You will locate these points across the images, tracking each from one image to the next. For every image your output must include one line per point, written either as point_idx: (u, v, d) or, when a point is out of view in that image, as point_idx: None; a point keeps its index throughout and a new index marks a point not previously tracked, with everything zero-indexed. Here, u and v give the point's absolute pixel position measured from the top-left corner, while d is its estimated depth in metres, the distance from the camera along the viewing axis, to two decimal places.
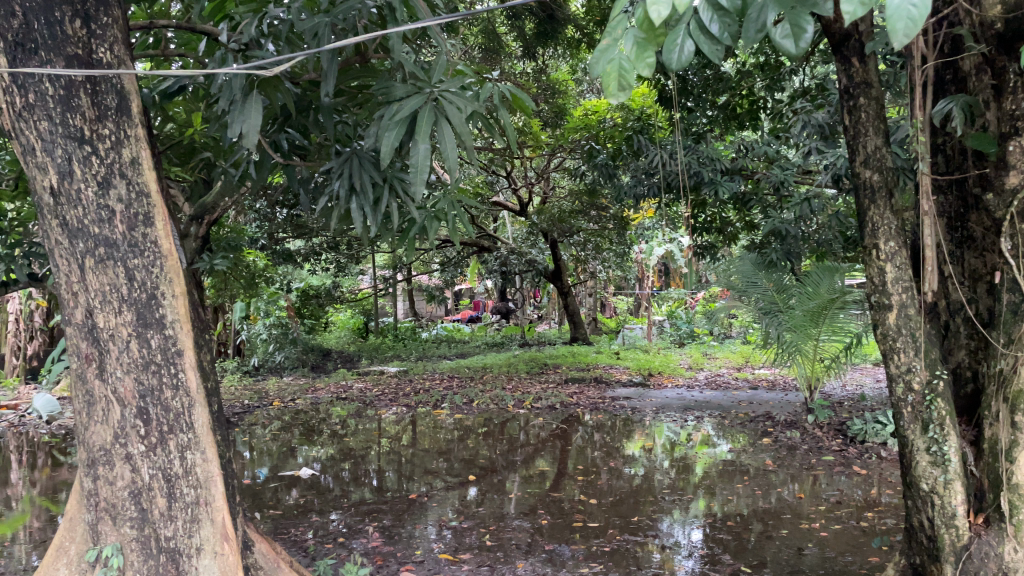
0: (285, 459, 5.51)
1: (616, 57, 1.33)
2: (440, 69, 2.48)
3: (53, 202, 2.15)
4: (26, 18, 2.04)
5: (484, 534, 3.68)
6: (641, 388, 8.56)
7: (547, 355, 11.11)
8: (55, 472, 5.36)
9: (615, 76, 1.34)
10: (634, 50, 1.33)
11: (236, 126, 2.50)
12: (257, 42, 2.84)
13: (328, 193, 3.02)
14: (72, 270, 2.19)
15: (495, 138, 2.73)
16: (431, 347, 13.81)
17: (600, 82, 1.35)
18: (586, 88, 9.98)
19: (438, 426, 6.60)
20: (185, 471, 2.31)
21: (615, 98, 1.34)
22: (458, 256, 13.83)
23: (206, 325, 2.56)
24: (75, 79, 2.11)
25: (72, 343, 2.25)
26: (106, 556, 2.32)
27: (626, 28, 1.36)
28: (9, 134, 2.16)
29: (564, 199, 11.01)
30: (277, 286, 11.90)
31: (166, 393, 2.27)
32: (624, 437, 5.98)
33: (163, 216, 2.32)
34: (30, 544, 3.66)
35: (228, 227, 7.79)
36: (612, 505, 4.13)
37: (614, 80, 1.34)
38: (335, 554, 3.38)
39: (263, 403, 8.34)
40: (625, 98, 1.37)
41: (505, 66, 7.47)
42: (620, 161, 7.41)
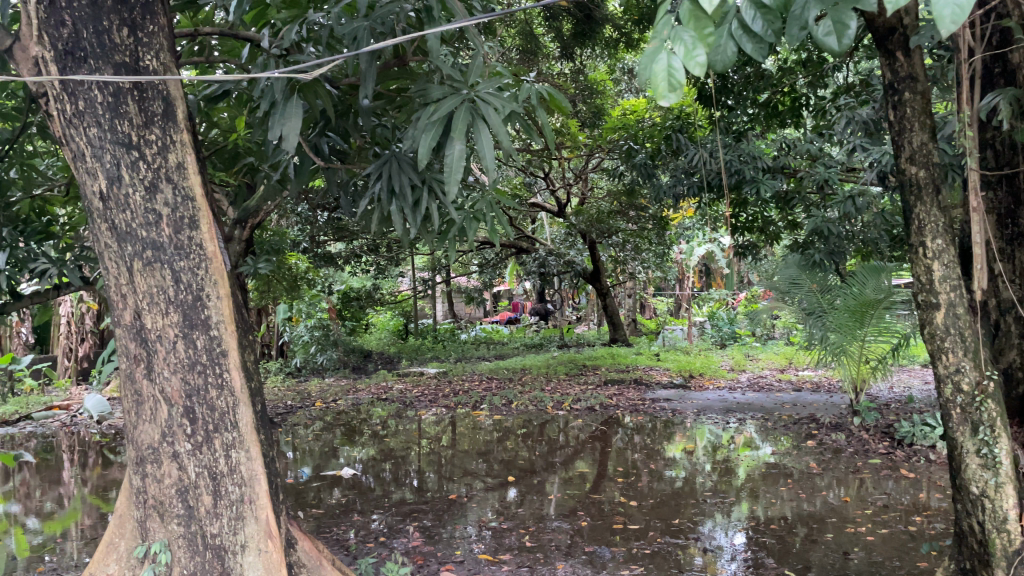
0: (327, 458, 5.57)
1: (665, 56, 1.28)
2: (477, 69, 2.49)
3: (103, 206, 2.21)
4: (75, 27, 2.11)
5: (524, 535, 3.68)
6: (682, 390, 8.48)
7: (587, 356, 11.08)
8: (106, 470, 5.50)
9: (664, 75, 1.28)
10: (686, 48, 1.28)
11: (277, 129, 2.54)
12: (298, 47, 2.89)
13: (368, 195, 3.05)
14: (121, 272, 2.25)
15: (533, 139, 2.72)
16: (470, 348, 13.87)
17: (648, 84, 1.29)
18: (625, 88, 9.93)
19: (477, 427, 6.62)
20: (229, 470, 2.34)
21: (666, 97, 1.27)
22: (497, 257, 13.88)
23: (250, 325, 2.61)
24: (123, 86, 2.16)
25: (122, 344, 2.32)
26: (154, 552, 2.39)
27: (672, 29, 1.31)
28: (60, 141, 2.23)
29: (603, 200, 10.97)
30: (319, 288, 12.05)
31: (211, 393, 2.32)
32: (665, 439, 5.93)
33: (208, 219, 2.35)
34: (82, 540, 3.76)
35: (270, 230, 7.91)
36: (653, 507, 4.10)
37: (664, 78, 1.27)
38: (376, 553, 3.41)
39: (306, 403, 8.46)
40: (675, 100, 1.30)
41: (542, 67, 7.47)
42: (659, 160, 7.36)
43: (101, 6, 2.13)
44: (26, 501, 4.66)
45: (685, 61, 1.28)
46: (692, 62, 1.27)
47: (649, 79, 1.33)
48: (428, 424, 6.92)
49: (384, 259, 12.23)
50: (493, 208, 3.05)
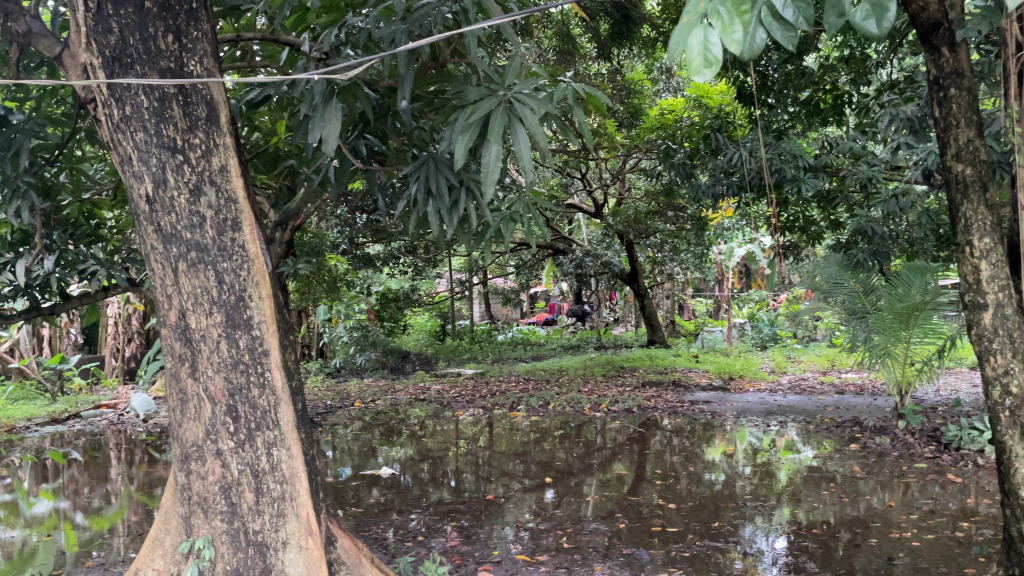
0: (366, 458, 5.62)
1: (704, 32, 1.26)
2: (514, 71, 2.49)
3: (149, 209, 2.26)
4: (122, 34, 2.16)
5: (561, 537, 3.67)
6: (721, 392, 8.39)
7: (624, 358, 11.01)
8: (151, 468, 5.63)
9: (701, 50, 1.25)
10: (724, 25, 1.26)
11: (317, 132, 2.57)
12: (337, 51, 2.92)
13: (406, 196, 3.08)
14: (166, 273, 2.30)
15: (570, 140, 2.71)
16: (507, 350, 13.89)
17: (681, 60, 1.26)
18: (663, 87, 9.85)
19: (514, 428, 6.63)
20: (270, 467, 2.38)
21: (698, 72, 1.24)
22: (533, 258, 13.87)
23: (291, 325, 2.64)
24: (168, 91, 2.20)
25: (167, 344, 2.37)
26: (198, 548, 2.41)
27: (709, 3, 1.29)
28: (109, 146, 2.29)
29: (641, 200, 10.91)
30: (358, 289, 12.17)
31: (253, 392, 2.36)
32: (704, 442, 5.87)
33: (249, 221, 2.39)
34: (127, 536, 3.84)
35: (310, 232, 8.00)
36: (692, 510, 4.07)
37: (698, 55, 1.25)
38: (414, 552, 3.44)
39: (345, 403, 8.54)
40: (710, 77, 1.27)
41: (579, 67, 7.44)
42: (698, 160, 7.28)
43: (147, 13, 2.18)
44: (75, 497, 4.78)
45: (722, 37, 1.26)
46: (727, 37, 1.24)
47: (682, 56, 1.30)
48: (465, 425, 6.94)
49: (421, 261, 12.28)
50: (530, 209, 3.04)
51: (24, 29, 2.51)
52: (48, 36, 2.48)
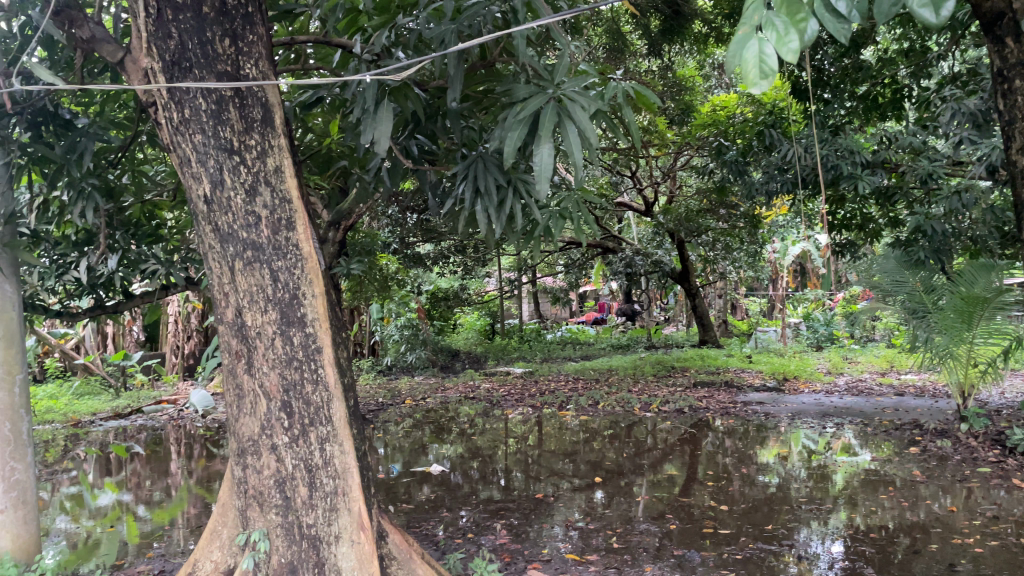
0: (417, 455, 5.68)
1: (756, 43, 1.24)
2: (563, 68, 2.48)
3: (207, 209, 2.33)
4: (180, 39, 2.22)
5: (611, 537, 3.65)
6: (775, 393, 8.25)
7: (674, 358, 10.94)
8: (209, 462, 5.77)
9: (755, 61, 1.24)
10: (776, 35, 1.24)
11: (368, 133, 2.61)
12: (388, 52, 2.96)
13: (455, 195, 3.10)
14: (224, 272, 2.37)
15: (620, 137, 2.69)
16: (556, 349, 13.89)
17: (738, 73, 1.25)
18: (714, 84, 9.71)
19: (563, 427, 6.62)
20: (324, 462, 2.42)
21: (755, 85, 1.22)
22: (583, 257, 13.82)
23: (344, 323, 2.68)
24: (225, 94, 2.26)
25: (224, 341, 2.44)
26: (254, 540, 2.48)
27: (763, 13, 1.28)
28: (169, 148, 2.37)
29: (692, 198, 10.79)
30: (409, 289, 12.30)
31: (306, 388, 2.40)
32: (758, 444, 5.76)
33: (304, 220, 2.42)
34: (187, 529, 3.95)
35: (362, 232, 8.10)
36: (745, 512, 4.01)
37: (754, 67, 1.23)
38: (464, 549, 3.46)
39: (396, 401, 8.64)
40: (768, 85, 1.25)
41: (629, 65, 7.39)
42: (751, 157, 7.17)
43: (205, 19, 2.23)
44: (137, 490, 4.93)
45: (777, 46, 1.25)
46: (783, 48, 1.22)
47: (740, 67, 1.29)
48: (514, 423, 6.96)
49: (471, 261, 12.33)
50: (580, 207, 3.03)
51: (89, 35, 2.61)
52: (111, 42, 2.57)
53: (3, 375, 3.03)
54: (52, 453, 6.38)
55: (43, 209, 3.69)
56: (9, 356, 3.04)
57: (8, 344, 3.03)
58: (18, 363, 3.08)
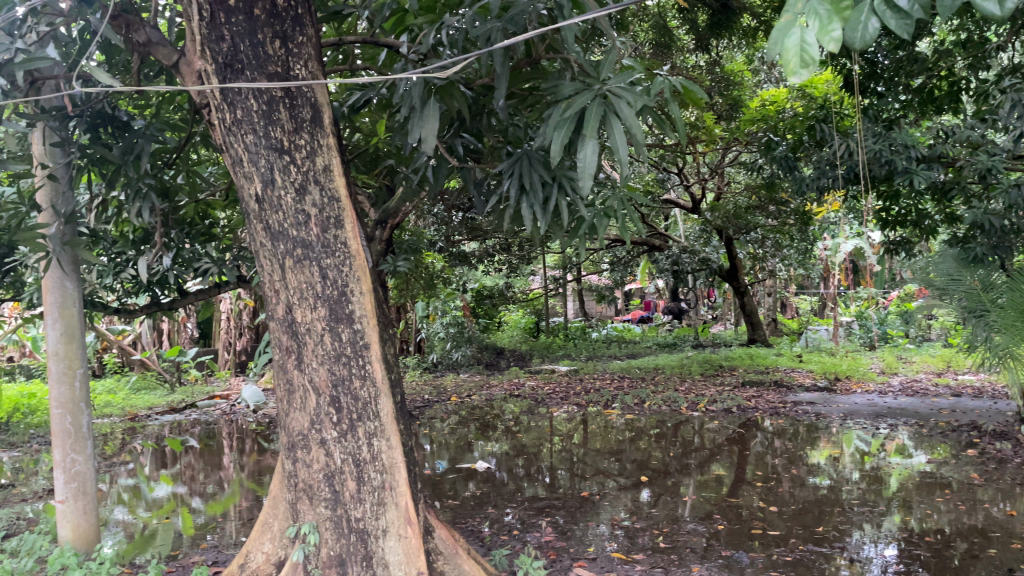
0: (463, 452, 5.71)
1: (798, 32, 1.22)
2: (610, 64, 2.46)
3: (258, 208, 2.38)
4: (233, 41, 2.27)
5: (657, 536, 3.63)
6: (827, 393, 8.09)
7: (722, 356, 10.82)
8: (260, 457, 5.89)
9: (795, 50, 1.22)
10: (818, 24, 1.22)
11: (415, 131, 2.63)
12: (434, 51, 2.98)
13: (501, 192, 3.11)
14: (275, 269, 2.42)
15: (667, 134, 2.67)
16: (601, 347, 13.83)
17: (778, 61, 1.23)
18: (764, 78, 9.55)
19: (609, 426, 6.59)
20: (371, 457, 2.45)
21: (794, 73, 1.20)
22: (629, 255, 13.72)
23: (391, 320, 2.71)
24: (275, 95, 2.29)
25: (275, 337, 2.50)
26: (304, 533, 2.53)
27: (808, 2, 1.25)
28: (222, 148, 2.43)
29: (741, 194, 10.63)
30: (454, 286, 12.36)
31: (354, 383, 2.43)
32: (809, 445, 5.66)
33: (352, 219, 2.45)
34: (239, 521, 4.04)
35: (409, 230, 8.17)
36: (795, 514, 3.94)
37: (794, 54, 1.21)
38: (510, 545, 3.48)
39: (442, 398, 8.71)
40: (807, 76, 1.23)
41: (676, 61, 7.31)
42: (801, 152, 7.04)
43: (256, 20, 2.27)
44: (191, 483, 5.06)
45: (819, 36, 1.22)
46: (824, 36, 1.20)
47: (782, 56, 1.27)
48: (559, 421, 6.96)
49: (516, 259, 12.34)
50: (625, 204, 3.00)
51: (145, 40, 2.68)
52: (166, 45, 2.64)
53: (64, 369, 3.13)
54: (110, 445, 6.58)
55: (102, 209, 3.80)
56: (70, 351, 3.13)
57: (69, 340, 3.13)
58: (79, 357, 3.17)
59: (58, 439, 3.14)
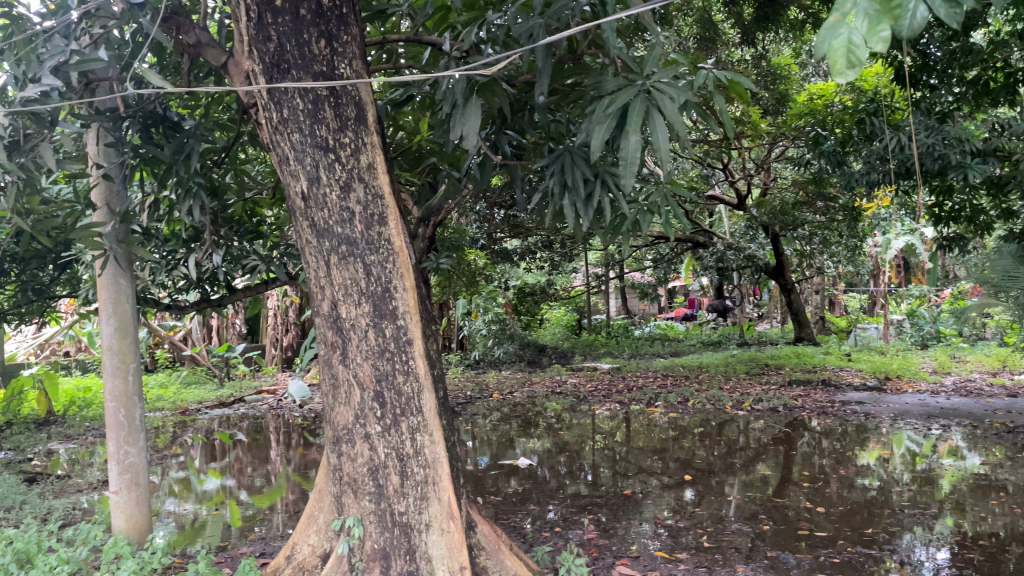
0: (505, 448, 5.73)
1: (845, 33, 1.18)
2: (654, 59, 2.43)
3: (304, 205, 2.42)
4: (279, 41, 2.30)
5: (701, 535, 3.60)
6: (876, 393, 7.92)
7: (768, 354, 10.67)
8: (306, 451, 5.98)
9: (843, 51, 1.17)
10: (866, 24, 1.17)
11: (458, 129, 2.64)
12: (477, 48, 2.99)
13: (543, 189, 3.10)
14: (321, 266, 2.46)
15: (712, 128, 2.63)
16: (644, 345, 13.75)
17: (826, 61, 1.19)
18: (812, 71, 9.36)
19: (652, 424, 6.55)
20: (415, 452, 2.48)
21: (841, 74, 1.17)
22: (672, 251, 13.60)
23: (434, 316, 2.73)
24: (320, 94, 2.32)
25: (320, 333, 2.54)
26: (349, 526, 2.57)
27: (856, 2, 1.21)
28: (269, 147, 2.47)
29: (787, 190, 10.43)
30: (496, 283, 12.41)
31: (398, 378, 2.46)
32: (857, 446, 5.55)
33: (395, 216, 2.47)
34: (285, 514, 4.11)
35: (451, 227, 8.21)
36: (843, 516, 3.87)
37: (841, 55, 1.17)
38: (552, 542, 3.48)
39: (484, 394, 8.74)
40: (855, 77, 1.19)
41: (722, 55, 7.22)
42: (850, 147, 6.93)
43: (302, 21, 2.30)
44: (239, 476, 5.16)
45: (867, 36, 1.18)
46: (872, 35, 1.15)
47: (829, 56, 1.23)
48: (602, 419, 6.94)
49: (558, 256, 12.32)
50: (668, 200, 2.96)
51: (194, 40, 2.76)
52: (215, 46, 2.70)
53: (117, 364, 3.21)
54: (162, 438, 6.76)
55: (154, 207, 3.90)
56: (123, 346, 3.22)
57: (123, 335, 3.21)
58: (132, 352, 3.26)
59: (112, 432, 3.24)
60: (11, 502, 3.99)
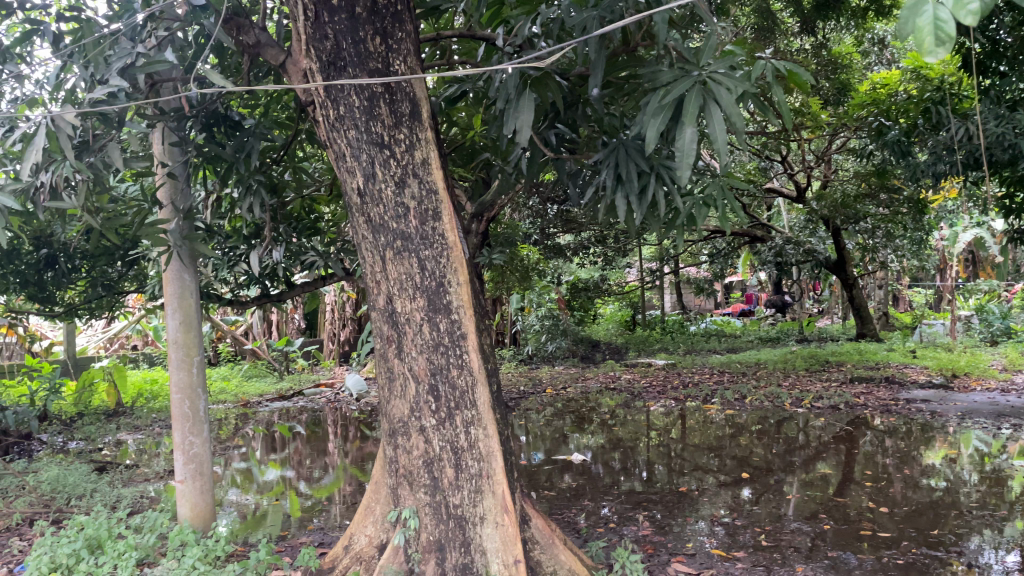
0: (558, 444, 5.73)
1: (930, 9, 1.12)
2: (710, 50, 2.38)
3: (361, 201, 2.46)
4: (336, 39, 2.34)
5: (760, 534, 3.54)
6: (942, 391, 7.67)
7: (829, 351, 10.41)
8: (363, 444, 6.07)
9: (929, 28, 1.12)
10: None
11: (511, 123, 2.64)
12: (530, 42, 2.98)
13: (596, 183, 3.08)
14: (376, 261, 2.50)
15: (770, 119, 2.56)
16: (700, 340, 13.58)
17: (911, 43, 1.14)
18: (876, 59, 9.09)
19: (708, 421, 6.47)
20: (469, 445, 2.49)
21: (931, 54, 1.11)
22: (728, 246, 13.39)
23: (487, 312, 2.75)
24: (375, 90, 2.36)
25: (377, 326, 2.59)
26: (405, 518, 2.60)
27: None
28: (327, 144, 2.52)
29: (849, 182, 10.13)
30: (549, 279, 12.41)
31: (452, 372, 2.48)
32: (922, 445, 5.37)
33: (449, 212, 2.49)
34: (343, 505, 4.19)
35: (505, 223, 8.21)
36: (907, 516, 3.76)
37: (928, 33, 1.11)
38: (607, 538, 3.47)
39: (538, 389, 8.76)
40: (943, 56, 1.13)
41: (780, 45, 7.05)
42: (916, 136, 6.72)
43: (358, 19, 2.33)
44: (299, 468, 5.27)
45: (956, 12, 1.12)
46: (962, 10, 1.10)
47: (913, 36, 1.17)
48: (656, 415, 6.89)
49: (611, 250, 12.25)
50: (725, 193, 2.91)
51: (254, 41, 2.83)
52: (274, 46, 2.78)
53: (183, 356, 3.32)
54: (225, 430, 6.94)
55: (217, 205, 4.01)
56: (188, 339, 3.32)
57: (187, 329, 3.31)
58: (196, 345, 3.36)
59: (177, 423, 3.34)
60: (84, 489, 4.14)
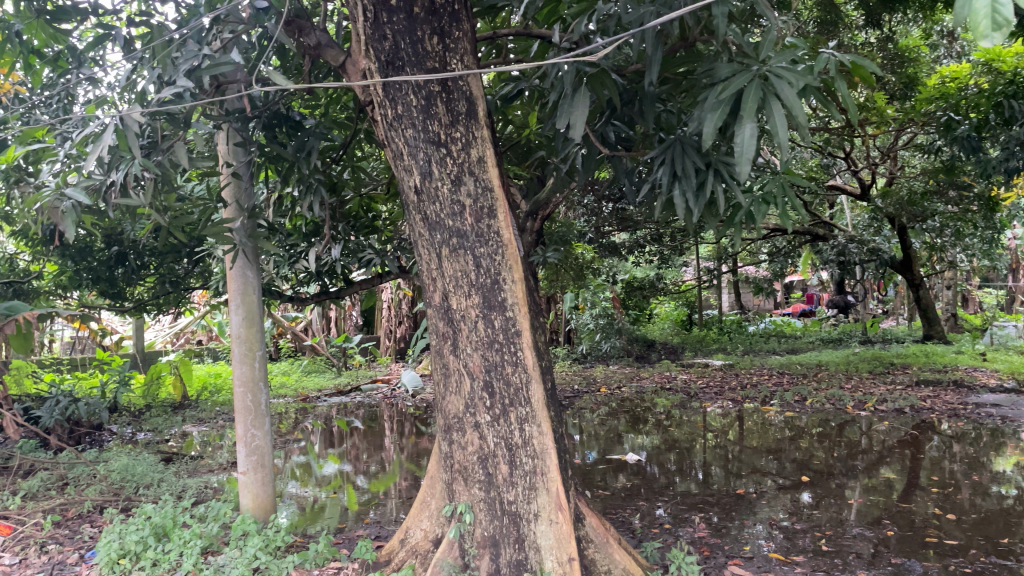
0: (613, 443, 5.69)
1: None
2: (770, 43, 2.33)
3: (418, 199, 2.49)
4: (394, 39, 2.37)
5: (820, 538, 3.47)
6: (1014, 395, 7.38)
7: (893, 353, 10.11)
8: (418, 440, 6.13)
9: (986, 12, 1.09)
10: None
11: (566, 119, 2.63)
12: (587, 38, 2.97)
13: (652, 179, 3.04)
14: (433, 258, 2.53)
15: (834, 113, 2.49)
16: (759, 341, 13.35)
17: (968, 24, 1.11)
18: (945, 52, 8.76)
19: (767, 423, 6.35)
20: (523, 442, 2.50)
21: (986, 36, 1.09)
22: (789, 245, 13.11)
23: (542, 309, 2.75)
24: (433, 89, 2.38)
25: (433, 322, 2.62)
26: (460, 513, 2.62)
27: None
28: (386, 143, 2.55)
29: (916, 179, 9.80)
30: (604, 277, 12.33)
31: (506, 369, 2.49)
32: (992, 451, 5.18)
33: (504, 210, 2.49)
34: (399, 499, 4.25)
35: (560, 222, 8.20)
36: (976, 524, 3.63)
37: (985, 16, 1.09)
38: (662, 539, 3.44)
39: (592, 388, 8.71)
40: (1001, 39, 1.10)
41: (844, 38, 6.86)
42: (988, 131, 6.56)
43: (416, 19, 2.35)
44: (356, 462, 5.36)
45: None
46: None
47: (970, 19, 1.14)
48: (713, 416, 6.79)
49: (668, 250, 12.10)
50: (785, 190, 2.84)
51: (315, 42, 2.89)
52: (334, 47, 2.83)
53: (245, 351, 3.40)
54: (285, 424, 7.09)
55: (279, 204, 4.11)
56: (251, 334, 3.40)
57: (250, 324, 3.40)
58: (258, 341, 3.44)
59: (240, 416, 3.43)
60: (151, 479, 4.29)
